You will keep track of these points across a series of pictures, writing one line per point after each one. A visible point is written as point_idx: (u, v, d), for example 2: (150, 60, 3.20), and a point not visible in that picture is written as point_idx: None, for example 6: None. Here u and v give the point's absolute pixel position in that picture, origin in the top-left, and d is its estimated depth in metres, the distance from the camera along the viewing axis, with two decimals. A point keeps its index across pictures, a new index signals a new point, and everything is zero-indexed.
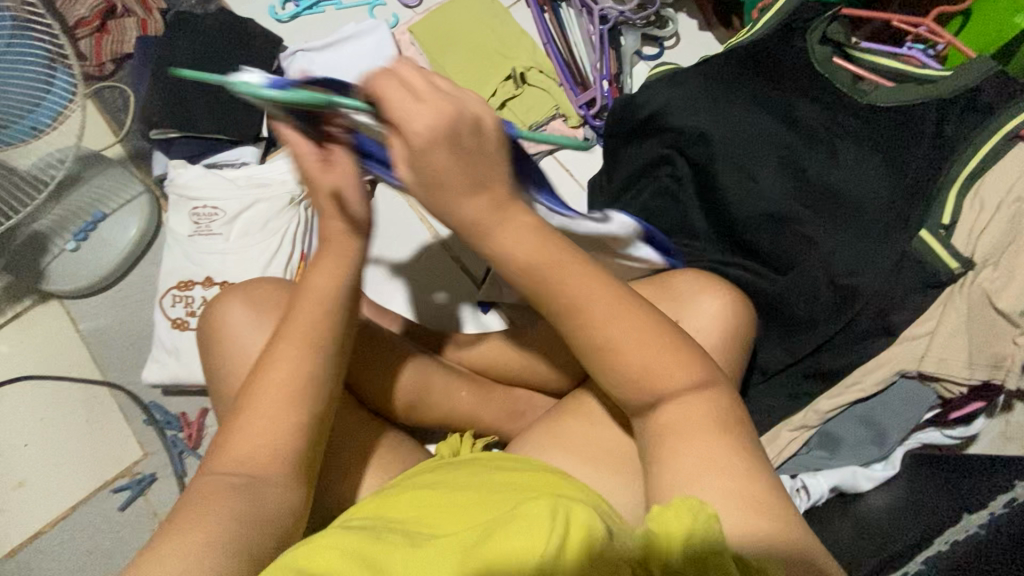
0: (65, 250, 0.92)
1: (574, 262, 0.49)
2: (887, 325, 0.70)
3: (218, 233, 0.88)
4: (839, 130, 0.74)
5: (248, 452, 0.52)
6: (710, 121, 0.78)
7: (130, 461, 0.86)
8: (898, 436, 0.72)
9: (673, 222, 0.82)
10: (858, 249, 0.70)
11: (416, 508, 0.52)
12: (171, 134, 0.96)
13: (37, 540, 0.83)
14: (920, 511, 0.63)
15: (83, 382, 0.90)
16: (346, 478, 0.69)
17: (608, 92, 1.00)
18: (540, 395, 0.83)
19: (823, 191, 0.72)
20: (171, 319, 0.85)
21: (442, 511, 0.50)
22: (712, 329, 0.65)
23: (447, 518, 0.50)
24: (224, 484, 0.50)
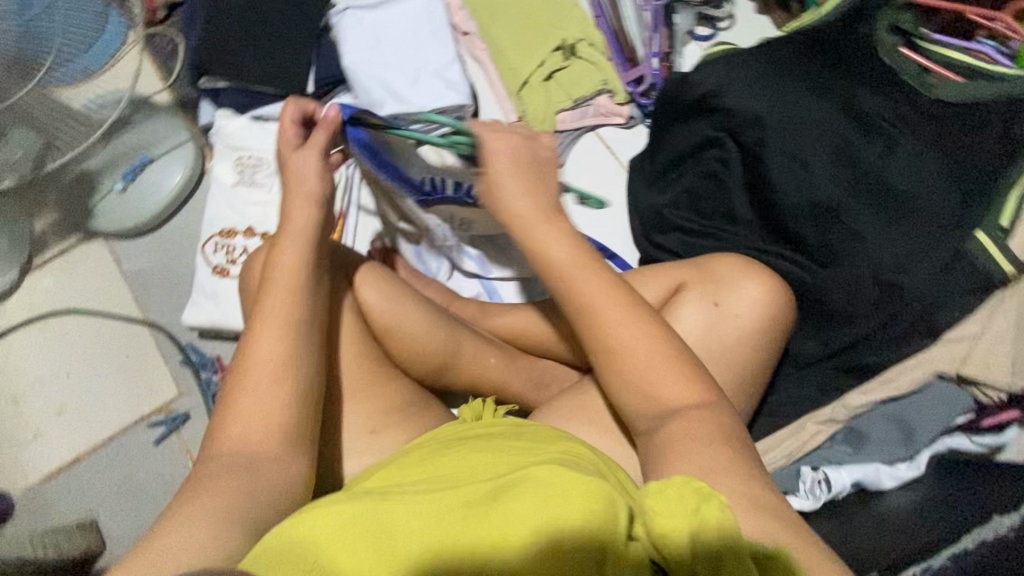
0: (113, 191, 0.94)
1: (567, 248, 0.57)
2: (931, 326, 0.69)
3: (261, 184, 0.90)
4: (901, 124, 0.72)
5: (260, 400, 0.53)
6: (765, 106, 0.76)
7: (165, 399, 0.90)
8: (927, 438, 0.71)
9: (716, 207, 0.82)
10: (907, 248, 0.69)
11: (435, 471, 0.53)
12: (219, 84, 0.97)
13: (74, 466, 0.87)
14: (947, 510, 0.63)
15: (124, 320, 0.92)
16: (374, 432, 0.70)
17: (658, 70, 0.99)
18: (566, 368, 0.84)
19: (877, 185, 0.71)
20: (211, 265, 0.87)
21: (461, 474, 0.51)
22: (748, 315, 0.66)
23: (449, 475, 0.52)
24: (238, 433, 0.52)
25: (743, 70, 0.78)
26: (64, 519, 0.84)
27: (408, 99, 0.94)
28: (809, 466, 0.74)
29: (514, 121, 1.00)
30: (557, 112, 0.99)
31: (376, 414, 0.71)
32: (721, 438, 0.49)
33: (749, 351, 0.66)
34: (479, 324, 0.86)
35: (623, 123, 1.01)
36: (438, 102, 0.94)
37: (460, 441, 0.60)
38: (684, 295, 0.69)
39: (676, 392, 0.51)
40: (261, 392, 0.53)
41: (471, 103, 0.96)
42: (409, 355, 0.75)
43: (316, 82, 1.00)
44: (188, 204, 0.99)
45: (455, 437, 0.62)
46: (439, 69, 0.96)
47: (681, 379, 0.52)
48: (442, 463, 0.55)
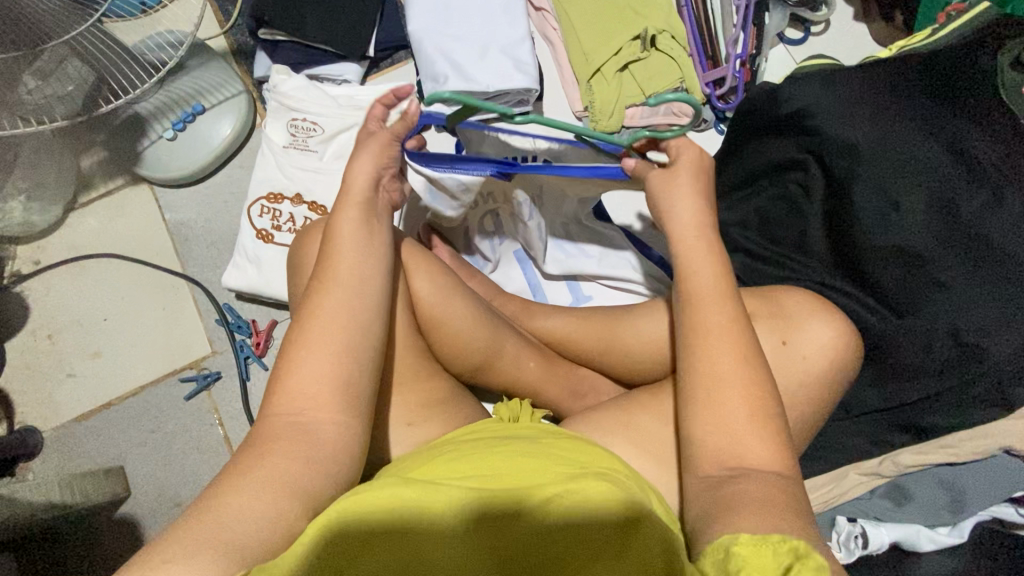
0: (162, 138, 0.92)
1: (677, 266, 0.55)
2: (1006, 398, 0.66)
3: (314, 150, 0.86)
4: (1009, 176, 0.66)
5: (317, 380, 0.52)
6: (864, 134, 0.70)
7: (198, 355, 0.89)
8: (976, 507, 0.69)
9: (787, 235, 0.77)
10: (993, 310, 0.65)
11: (473, 466, 0.52)
12: (279, 37, 0.92)
13: (106, 411, 0.88)
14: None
15: (163, 272, 0.92)
16: (409, 425, 0.69)
17: (740, 72, 0.92)
18: (605, 379, 0.82)
19: (972, 238, 0.66)
20: (255, 229, 0.85)
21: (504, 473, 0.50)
22: (815, 359, 0.63)
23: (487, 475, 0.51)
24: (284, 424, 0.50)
25: (844, 91, 0.72)
26: (92, 461, 0.86)
27: (472, 75, 0.88)
28: (846, 517, 0.72)
29: (580, 110, 0.94)
30: (627, 106, 0.92)
31: (412, 407, 0.70)
32: (786, 487, 0.47)
33: (809, 400, 0.63)
34: (522, 323, 0.84)
35: (695, 125, 0.94)
36: (504, 82, 0.88)
37: (504, 440, 0.58)
38: (751, 328, 0.66)
39: (756, 452, 0.48)
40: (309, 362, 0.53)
41: (538, 87, 0.90)
42: (452, 351, 0.74)
43: (378, 45, 0.95)
44: (236, 159, 0.96)
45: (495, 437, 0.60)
46: (509, 46, 0.90)
47: (770, 438, 0.49)
48: (483, 460, 0.53)
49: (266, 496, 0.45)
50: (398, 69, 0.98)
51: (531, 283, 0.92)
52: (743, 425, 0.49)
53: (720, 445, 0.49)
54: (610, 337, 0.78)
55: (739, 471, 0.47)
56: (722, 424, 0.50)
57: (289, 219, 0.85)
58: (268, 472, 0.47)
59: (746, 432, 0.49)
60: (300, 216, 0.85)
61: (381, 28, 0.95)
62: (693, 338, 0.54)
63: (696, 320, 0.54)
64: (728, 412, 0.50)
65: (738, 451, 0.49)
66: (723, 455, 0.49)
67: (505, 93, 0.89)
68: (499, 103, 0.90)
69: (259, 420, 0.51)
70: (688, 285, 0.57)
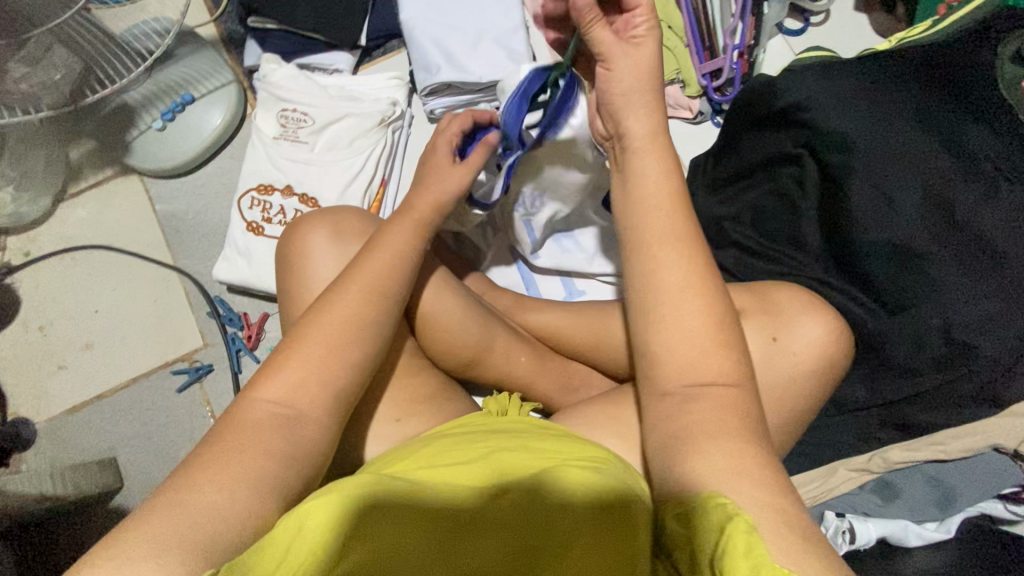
0: (151, 128, 0.91)
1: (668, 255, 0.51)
2: (994, 396, 0.66)
3: (304, 141, 0.86)
4: (1007, 172, 0.65)
5: (308, 370, 0.54)
6: (860, 128, 0.69)
7: (190, 348, 0.89)
8: (963, 504, 0.70)
9: (781, 229, 0.76)
10: (986, 308, 0.64)
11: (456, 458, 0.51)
12: (269, 25, 0.90)
13: (98, 403, 0.88)
14: None
15: (154, 264, 0.91)
16: (399, 420, 0.69)
17: (738, 64, 0.90)
18: (596, 374, 0.82)
19: (966, 235, 0.65)
20: (245, 221, 0.84)
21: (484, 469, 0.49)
22: (806, 355, 0.63)
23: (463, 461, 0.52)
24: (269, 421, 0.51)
25: (841, 84, 0.71)
26: (85, 453, 0.86)
27: (465, 65, 0.86)
28: (834, 512, 0.71)
29: None
30: None
31: (402, 402, 0.70)
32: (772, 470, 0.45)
33: (799, 396, 0.63)
34: (514, 317, 0.84)
35: (691, 117, 0.94)
36: (498, 72, 0.87)
37: (488, 432, 0.58)
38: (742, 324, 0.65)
39: (712, 366, 0.48)
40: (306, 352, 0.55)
41: None
42: (443, 346, 0.74)
43: (370, 35, 0.94)
44: (226, 149, 0.95)
45: (480, 429, 0.59)
46: (502, 35, 0.89)
47: (722, 345, 0.48)
48: (463, 453, 0.53)
49: (248, 490, 0.45)
50: (391, 58, 0.97)
51: (526, 277, 0.92)
52: (694, 342, 0.48)
53: (676, 361, 0.48)
54: (600, 331, 0.78)
55: (712, 399, 0.47)
56: (670, 341, 0.49)
57: (279, 211, 0.84)
58: (252, 465, 0.47)
59: (695, 341, 0.48)
60: (291, 208, 0.84)
61: (373, 17, 0.94)
62: (637, 264, 0.52)
63: (641, 248, 0.52)
64: (679, 324, 0.49)
65: (694, 368, 0.48)
66: (678, 370, 0.48)
67: (499, 84, 0.88)
68: (492, 94, 0.90)
69: (244, 417, 0.51)
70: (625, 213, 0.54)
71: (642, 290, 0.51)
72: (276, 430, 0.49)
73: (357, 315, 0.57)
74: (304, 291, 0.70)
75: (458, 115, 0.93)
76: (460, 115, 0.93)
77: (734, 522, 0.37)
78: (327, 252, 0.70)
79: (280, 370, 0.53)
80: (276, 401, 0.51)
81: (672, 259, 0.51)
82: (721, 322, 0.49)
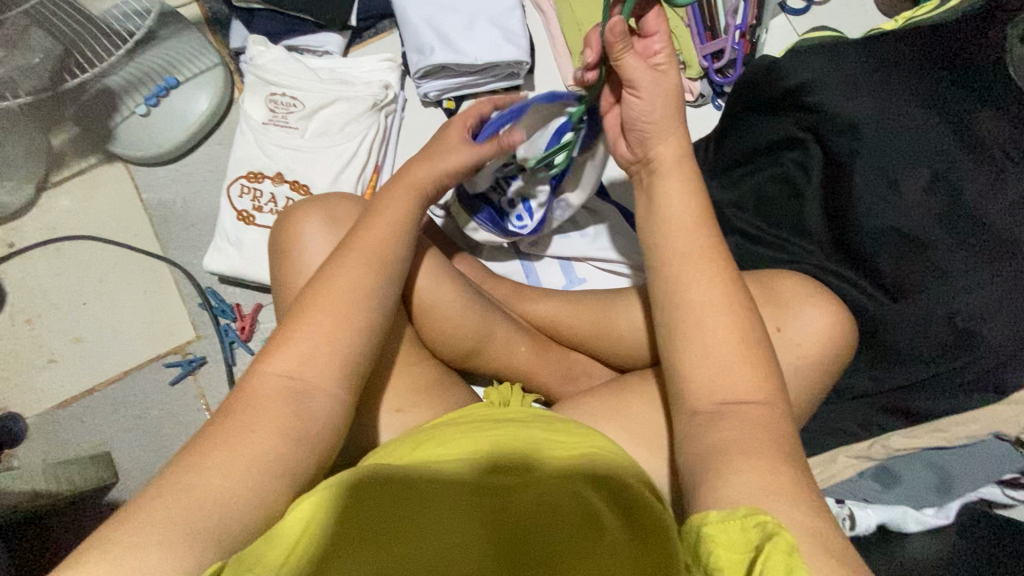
0: (135, 114, 0.88)
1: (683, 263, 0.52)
2: (998, 384, 0.65)
3: (295, 127, 0.83)
4: (1015, 156, 0.64)
5: (302, 368, 0.52)
6: (866, 111, 0.67)
7: (182, 340, 0.87)
8: (963, 491, 0.70)
9: (785, 216, 0.74)
10: (991, 295, 0.64)
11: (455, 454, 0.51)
12: (253, 4, 0.87)
13: (89, 397, 0.86)
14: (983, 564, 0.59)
15: (143, 254, 0.89)
16: (398, 413, 0.68)
17: (740, 44, 0.87)
18: (596, 363, 0.81)
19: (972, 221, 0.64)
20: (236, 210, 0.82)
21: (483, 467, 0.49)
22: (810, 345, 0.62)
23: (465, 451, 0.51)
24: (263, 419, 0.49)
25: (847, 66, 0.69)
26: (78, 448, 0.85)
27: (460, 46, 0.83)
28: (834, 499, 0.71)
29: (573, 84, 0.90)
30: None
31: (401, 394, 0.69)
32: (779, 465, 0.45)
33: (803, 385, 0.63)
34: (513, 306, 0.82)
35: (692, 100, 0.91)
36: (493, 54, 0.83)
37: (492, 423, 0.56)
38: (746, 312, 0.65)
39: (738, 385, 0.48)
40: (300, 337, 0.52)
41: (529, 60, 0.85)
42: (442, 336, 0.73)
43: (361, 15, 0.90)
44: (215, 135, 0.92)
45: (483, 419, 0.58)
46: (498, 15, 0.86)
47: (747, 362, 0.48)
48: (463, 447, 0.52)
49: (242, 493, 0.44)
50: (383, 40, 0.93)
51: (525, 264, 0.90)
52: (721, 361, 0.48)
53: (704, 379, 0.49)
54: (601, 320, 0.77)
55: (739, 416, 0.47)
56: (698, 365, 0.49)
57: (270, 200, 0.82)
58: (246, 467, 0.45)
59: (725, 362, 0.48)
60: (282, 196, 0.82)
61: None
62: (665, 287, 0.53)
63: (668, 274, 0.53)
64: (706, 348, 0.49)
65: (723, 385, 0.48)
66: (707, 389, 0.48)
67: (494, 66, 0.85)
68: (488, 76, 0.87)
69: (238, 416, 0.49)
70: (654, 236, 0.55)
71: (671, 311, 0.52)
72: (272, 426, 0.48)
73: (350, 305, 0.55)
74: (297, 280, 0.68)
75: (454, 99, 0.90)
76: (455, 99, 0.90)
77: (773, 540, 0.37)
78: (321, 239, 0.68)
79: (273, 368, 0.51)
80: (273, 394, 0.50)
81: (698, 283, 0.51)
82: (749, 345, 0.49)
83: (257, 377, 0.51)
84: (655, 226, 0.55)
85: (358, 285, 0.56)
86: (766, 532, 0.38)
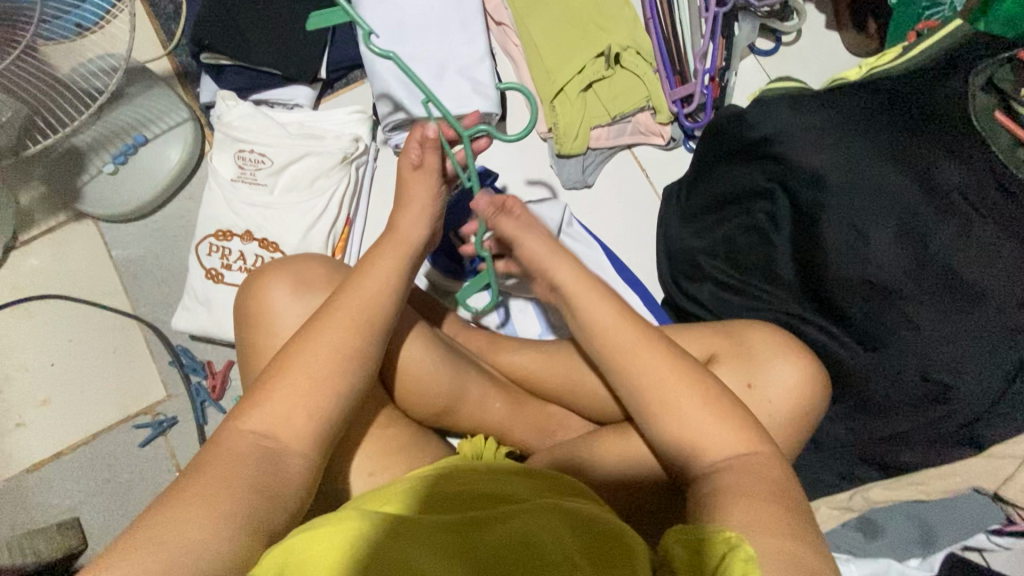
0: (103, 172, 0.87)
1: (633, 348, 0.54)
2: (975, 437, 0.64)
3: (264, 184, 0.82)
4: (981, 207, 0.64)
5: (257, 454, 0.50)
6: (832, 163, 0.67)
7: (153, 400, 0.86)
8: (947, 543, 0.67)
9: (757, 264, 0.74)
10: (964, 347, 0.63)
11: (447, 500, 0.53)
12: (222, 60, 0.87)
13: (58, 462, 0.84)
14: None
15: (112, 313, 0.87)
16: (368, 480, 0.67)
17: (709, 89, 0.88)
18: (574, 416, 0.80)
19: (942, 273, 0.64)
20: (204, 268, 0.81)
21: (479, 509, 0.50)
22: (783, 403, 0.61)
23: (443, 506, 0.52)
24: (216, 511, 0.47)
25: (812, 117, 0.69)
26: (47, 514, 0.83)
27: (430, 100, 0.84)
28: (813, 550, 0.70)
29: (544, 131, 0.90)
30: (592, 128, 0.88)
31: (372, 460, 0.67)
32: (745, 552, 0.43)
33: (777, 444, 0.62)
34: (488, 359, 0.81)
35: (663, 144, 0.92)
36: (462, 107, 0.83)
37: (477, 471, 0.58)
38: (718, 368, 0.64)
39: (723, 439, 0.51)
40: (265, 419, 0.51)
41: (499, 111, 0.85)
42: (413, 396, 0.72)
43: (331, 67, 0.90)
44: (185, 189, 0.92)
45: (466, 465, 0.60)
46: (467, 66, 0.86)
47: (727, 420, 0.51)
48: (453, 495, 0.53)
49: None
50: (354, 90, 0.93)
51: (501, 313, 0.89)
52: (703, 420, 0.51)
53: (698, 439, 0.51)
54: (576, 374, 0.76)
55: (722, 472, 0.49)
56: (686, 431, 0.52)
57: (239, 257, 0.81)
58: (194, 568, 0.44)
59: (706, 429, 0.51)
60: (251, 253, 0.81)
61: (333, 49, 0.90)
62: (627, 367, 0.54)
63: (625, 367, 0.54)
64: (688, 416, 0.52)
65: (712, 448, 0.51)
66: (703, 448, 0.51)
67: None
68: None
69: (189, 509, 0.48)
70: (602, 323, 0.56)
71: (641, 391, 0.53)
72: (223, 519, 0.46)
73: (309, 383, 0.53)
74: (264, 346, 0.67)
75: None
76: None
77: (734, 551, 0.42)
78: (289, 305, 0.67)
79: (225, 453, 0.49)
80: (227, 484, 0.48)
81: (662, 365, 0.53)
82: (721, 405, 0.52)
83: (214, 462, 0.49)
84: (594, 324, 0.56)
85: (319, 359, 0.55)
86: (730, 545, 0.43)
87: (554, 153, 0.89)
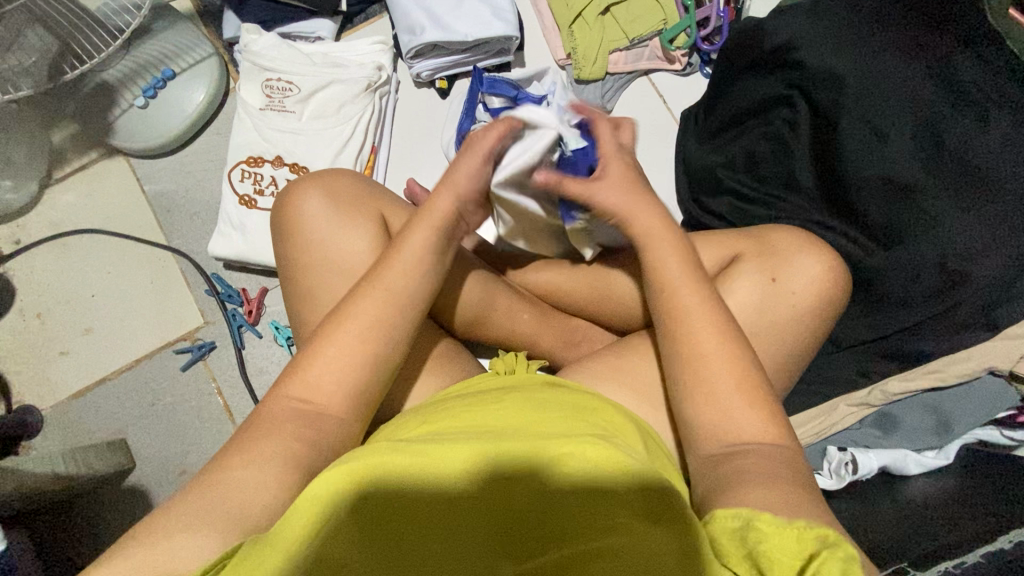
0: (134, 107, 0.89)
1: (664, 233, 0.58)
2: (990, 319, 0.66)
3: (291, 111, 0.85)
4: (995, 100, 0.66)
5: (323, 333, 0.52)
6: (849, 66, 0.70)
7: (192, 326, 0.89)
8: (962, 430, 0.70)
9: (776, 172, 0.75)
10: (977, 235, 0.65)
11: (467, 424, 0.53)
12: None
13: (101, 388, 0.87)
14: (969, 503, 0.62)
15: (147, 245, 0.90)
16: (408, 379, 0.68)
17: (726, 11, 0.87)
18: (599, 328, 0.81)
19: (958, 166, 0.66)
20: (237, 195, 0.83)
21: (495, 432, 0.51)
22: (809, 292, 0.63)
23: (499, 426, 0.52)
24: None
25: (832, 24, 0.71)
26: (94, 436, 0.85)
27: (450, 25, 0.85)
28: (835, 446, 0.73)
29: (563, 58, 0.91)
30: (610, 52, 0.90)
31: (407, 361, 0.68)
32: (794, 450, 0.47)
33: (800, 331, 0.63)
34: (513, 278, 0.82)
35: (680, 70, 0.92)
36: (482, 31, 0.85)
37: (500, 401, 0.58)
38: (741, 266, 0.65)
39: (748, 417, 0.50)
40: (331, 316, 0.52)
41: (518, 35, 0.87)
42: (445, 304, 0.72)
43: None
44: (212, 125, 0.94)
45: (483, 393, 0.61)
46: None
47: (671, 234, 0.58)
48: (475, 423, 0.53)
49: None
50: (374, 24, 0.95)
51: None
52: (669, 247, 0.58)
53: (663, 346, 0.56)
54: (603, 285, 0.76)
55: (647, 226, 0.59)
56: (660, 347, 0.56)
57: (271, 183, 0.84)
58: None
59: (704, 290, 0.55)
60: (281, 177, 0.83)
61: None
62: (679, 334, 0.54)
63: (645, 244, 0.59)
64: (720, 393, 0.51)
65: (730, 426, 0.50)
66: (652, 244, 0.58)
67: (485, 42, 0.87)
68: (479, 53, 0.88)
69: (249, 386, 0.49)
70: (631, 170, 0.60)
71: (688, 360, 0.53)
72: None
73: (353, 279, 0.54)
74: (294, 257, 0.68)
75: (446, 78, 0.91)
76: (447, 78, 0.91)
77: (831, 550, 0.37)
78: (320, 218, 0.67)
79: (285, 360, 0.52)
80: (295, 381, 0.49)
81: (666, 246, 0.58)
82: (731, 318, 0.54)
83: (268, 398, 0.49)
84: (672, 261, 0.57)
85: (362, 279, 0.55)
86: (826, 543, 0.38)
87: (573, 79, 0.90)
